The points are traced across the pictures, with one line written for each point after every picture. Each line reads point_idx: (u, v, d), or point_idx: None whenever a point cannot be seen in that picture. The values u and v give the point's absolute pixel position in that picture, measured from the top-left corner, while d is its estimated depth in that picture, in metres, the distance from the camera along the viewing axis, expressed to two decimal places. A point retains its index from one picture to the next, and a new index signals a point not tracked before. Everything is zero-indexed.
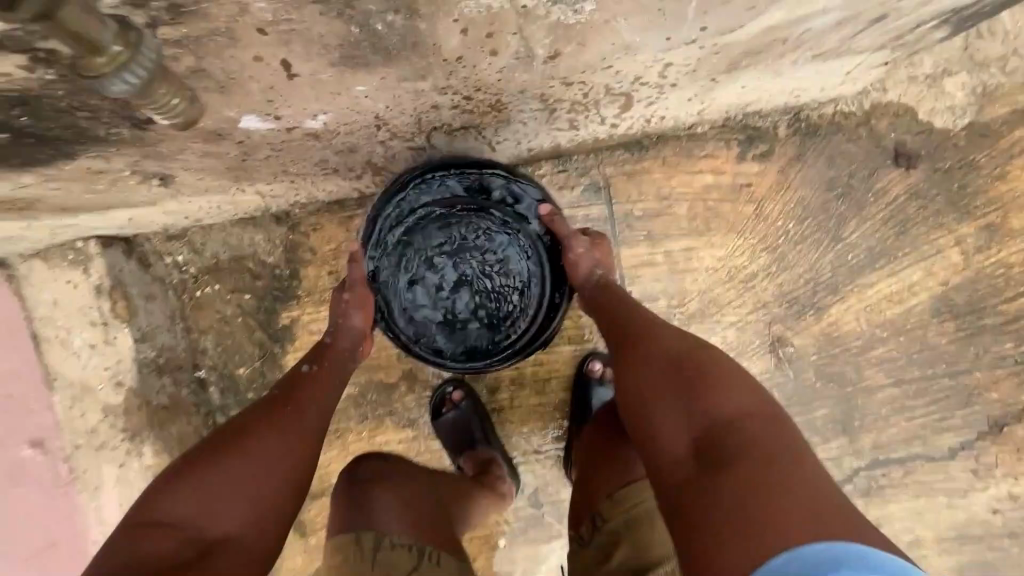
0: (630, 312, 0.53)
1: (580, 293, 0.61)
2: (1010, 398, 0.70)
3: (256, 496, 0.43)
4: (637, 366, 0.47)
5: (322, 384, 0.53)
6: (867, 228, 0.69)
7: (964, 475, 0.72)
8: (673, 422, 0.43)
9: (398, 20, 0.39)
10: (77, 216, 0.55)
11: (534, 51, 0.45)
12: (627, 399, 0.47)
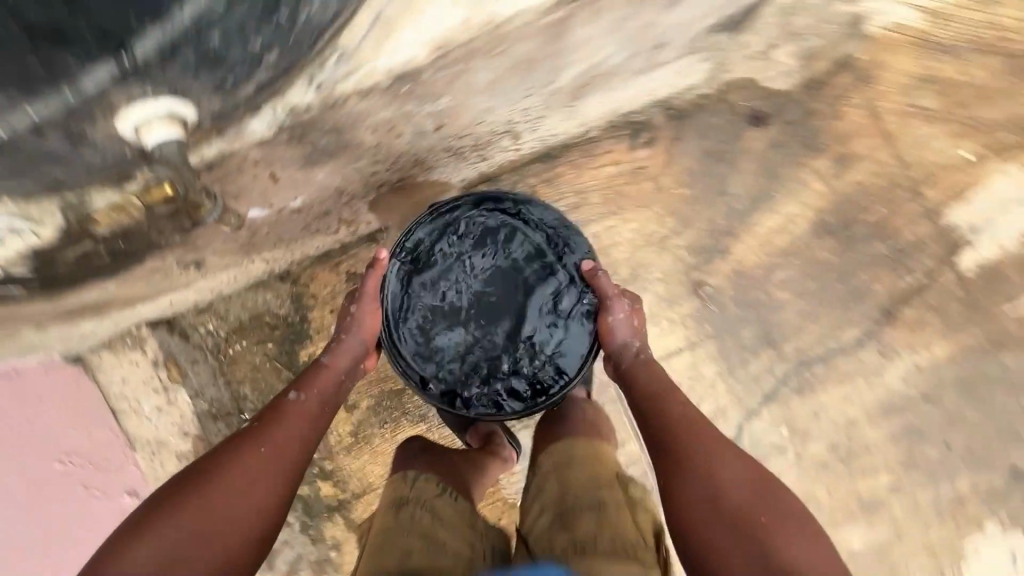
0: (691, 428, 0.62)
1: (616, 354, 0.73)
2: (892, 287, 0.86)
3: (236, 533, 0.51)
4: (707, 494, 0.56)
5: (303, 418, 0.62)
6: (744, 179, 0.86)
7: (873, 357, 0.88)
8: (722, 524, 0.55)
9: (331, 139, 0.60)
10: (135, 307, 0.74)
11: (426, 126, 0.66)
12: (694, 519, 0.56)
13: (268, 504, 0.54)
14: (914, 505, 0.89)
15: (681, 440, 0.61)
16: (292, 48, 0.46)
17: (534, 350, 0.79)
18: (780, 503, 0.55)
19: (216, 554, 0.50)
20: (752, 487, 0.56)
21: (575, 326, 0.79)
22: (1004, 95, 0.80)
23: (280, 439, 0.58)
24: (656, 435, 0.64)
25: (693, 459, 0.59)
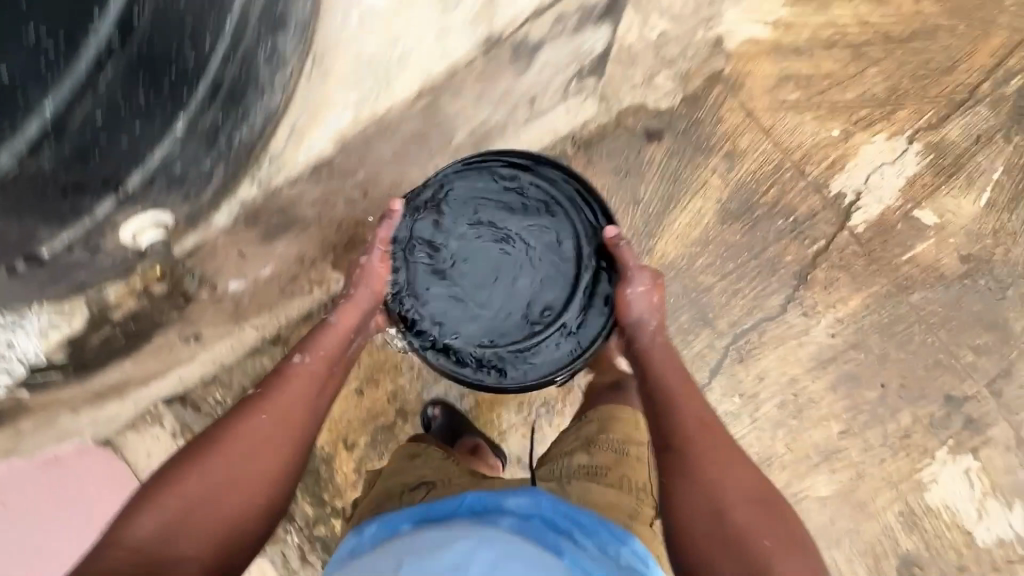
0: (706, 443, 0.70)
1: (631, 325, 0.84)
2: (800, 255, 0.98)
3: (239, 486, 0.61)
4: (717, 511, 0.64)
5: (301, 383, 0.71)
6: (652, 186, 1.00)
7: (798, 318, 0.99)
8: (726, 540, 0.63)
9: (283, 218, 0.75)
10: (151, 386, 0.87)
11: (356, 195, 0.83)
12: (701, 529, 0.64)
13: (265, 463, 0.64)
14: (866, 444, 0.98)
15: (690, 441, 0.70)
16: (231, 158, 0.60)
17: (539, 312, 0.90)
18: (776, 515, 0.64)
19: (220, 503, 0.60)
20: (751, 497, 0.65)
21: (577, 301, 0.90)
22: (838, 87, 0.99)
23: (278, 404, 0.68)
24: (670, 442, 0.71)
25: (706, 477, 0.67)
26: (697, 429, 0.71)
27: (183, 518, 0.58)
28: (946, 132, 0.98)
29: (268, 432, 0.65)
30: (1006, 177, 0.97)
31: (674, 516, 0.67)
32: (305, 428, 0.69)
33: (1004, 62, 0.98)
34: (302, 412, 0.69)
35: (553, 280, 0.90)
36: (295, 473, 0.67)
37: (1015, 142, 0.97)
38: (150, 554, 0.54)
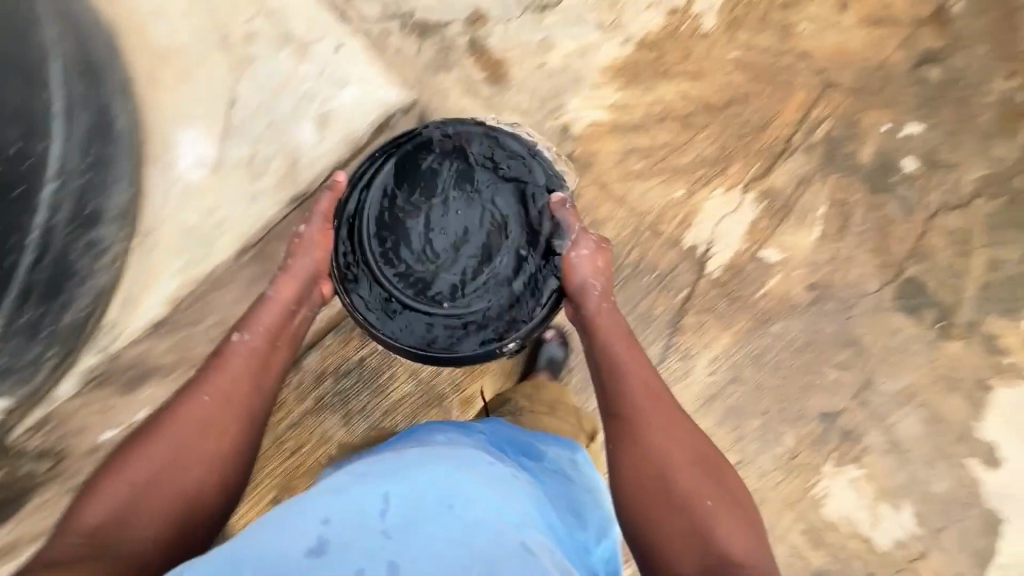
0: (648, 404, 0.77)
1: (573, 286, 0.92)
2: (669, 306, 1.08)
3: (192, 458, 0.67)
4: (654, 462, 0.71)
5: (245, 360, 0.78)
6: None
7: (679, 363, 1.07)
8: (661, 488, 0.69)
9: None
10: None
11: None
12: (639, 480, 0.71)
13: (216, 432, 0.70)
14: (761, 471, 1.05)
15: (631, 403, 0.77)
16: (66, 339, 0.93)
17: (492, 277, 0.96)
18: (709, 467, 0.71)
19: (176, 476, 0.66)
20: (692, 458, 0.72)
21: (533, 273, 0.97)
22: (675, 153, 1.12)
23: (222, 382, 0.74)
24: (615, 398, 0.78)
25: (647, 435, 0.73)
26: (643, 396, 0.77)
27: (137, 499, 0.63)
28: (774, 179, 1.12)
29: (213, 409, 0.71)
30: (831, 211, 1.10)
31: (616, 481, 0.73)
32: (253, 398, 0.76)
33: (810, 113, 1.13)
34: (245, 383, 0.76)
35: (511, 253, 0.97)
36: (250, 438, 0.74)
37: (831, 179, 1.11)
38: (106, 532, 0.59)
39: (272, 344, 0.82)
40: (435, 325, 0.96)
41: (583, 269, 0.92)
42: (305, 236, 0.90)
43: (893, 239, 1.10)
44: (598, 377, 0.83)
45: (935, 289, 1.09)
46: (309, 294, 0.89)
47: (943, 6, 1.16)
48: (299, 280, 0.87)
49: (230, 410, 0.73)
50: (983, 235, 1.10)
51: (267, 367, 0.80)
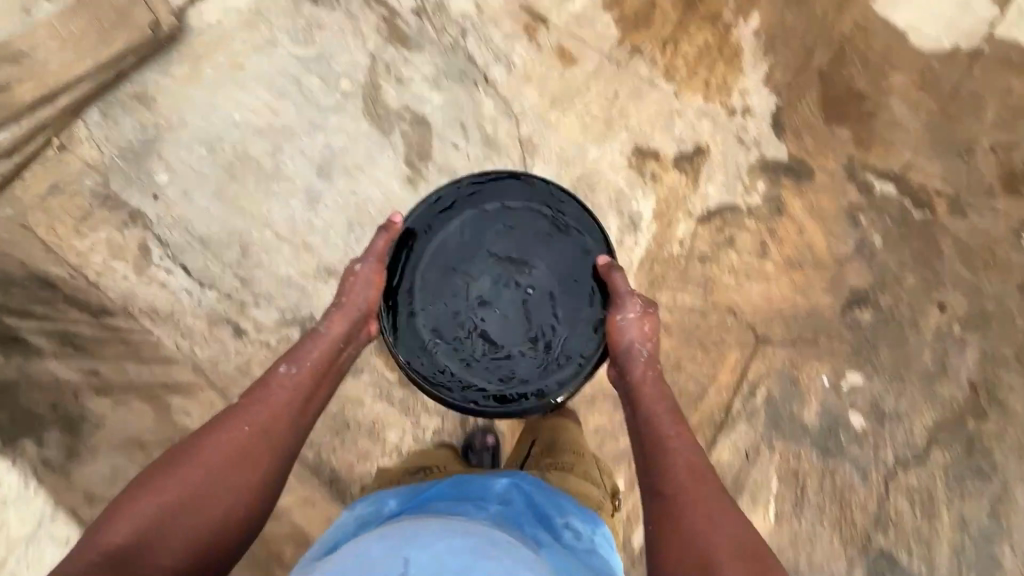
0: (689, 474, 0.72)
1: (627, 328, 0.88)
2: None
3: (230, 474, 0.69)
4: (689, 535, 0.66)
5: (283, 383, 0.78)
6: None
7: None
8: (697, 559, 0.64)
9: None
10: None
11: None
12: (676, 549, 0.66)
13: (257, 454, 0.71)
14: None
15: (679, 484, 0.71)
16: None
17: (546, 319, 0.95)
18: (757, 557, 0.64)
19: (218, 491, 0.67)
20: (741, 551, 0.65)
21: (592, 318, 0.94)
22: None
23: (263, 403, 0.75)
24: (652, 459, 0.76)
25: (686, 505, 0.69)
26: (687, 476, 0.72)
27: (176, 509, 0.65)
28: (719, 453, 1.05)
29: (253, 432, 0.72)
30: (783, 485, 1.03)
31: (657, 566, 0.67)
32: (294, 424, 0.76)
33: (746, 374, 1.07)
34: (283, 406, 0.76)
35: (573, 298, 0.96)
36: (284, 460, 0.74)
37: (779, 449, 1.04)
38: (139, 544, 0.61)
39: (317, 381, 0.81)
40: (487, 371, 0.93)
41: (631, 332, 0.88)
42: (359, 275, 0.90)
43: (854, 508, 1.02)
44: (641, 451, 0.78)
45: (907, 562, 1.01)
46: (357, 333, 0.88)
47: (862, 239, 1.13)
48: (348, 317, 0.87)
49: (269, 442, 0.73)
50: (946, 491, 1.03)
51: (307, 403, 0.80)
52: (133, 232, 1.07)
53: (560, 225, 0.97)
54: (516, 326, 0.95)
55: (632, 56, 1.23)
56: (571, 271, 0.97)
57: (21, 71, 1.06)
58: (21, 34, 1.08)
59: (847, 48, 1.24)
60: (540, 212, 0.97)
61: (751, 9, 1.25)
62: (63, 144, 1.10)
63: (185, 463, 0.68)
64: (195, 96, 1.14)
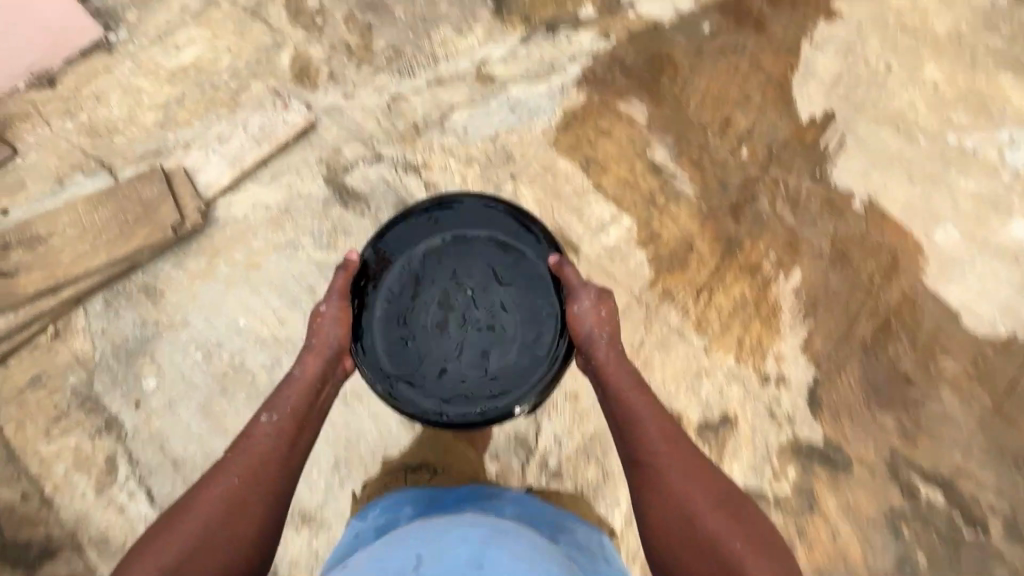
0: (661, 435, 0.87)
1: (583, 324, 0.98)
2: None
3: (233, 512, 0.78)
4: (670, 485, 0.82)
5: (268, 431, 0.87)
6: None
7: None
8: (678, 502, 0.82)
9: None
10: None
11: None
12: (666, 496, 0.82)
13: (251, 499, 0.80)
14: None
15: (657, 453, 0.86)
16: None
17: (509, 326, 1.04)
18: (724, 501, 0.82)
19: (227, 531, 0.77)
20: (713, 500, 0.81)
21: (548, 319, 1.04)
22: None
23: (252, 454, 0.84)
24: (629, 427, 0.89)
25: (665, 468, 0.84)
26: (662, 441, 0.87)
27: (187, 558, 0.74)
28: None
29: (242, 479, 0.81)
30: None
31: (648, 514, 0.83)
32: (282, 460, 0.85)
33: None
34: (267, 448, 0.85)
35: (528, 300, 1.05)
36: (281, 486, 0.83)
37: None
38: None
39: (298, 426, 0.89)
40: (465, 380, 1.02)
41: (588, 318, 0.98)
42: (325, 314, 1.00)
43: None
44: (618, 425, 0.91)
45: None
46: (332, 372, 0.98)
47: (902, 556, 1.03)
48: (320, 359, 0.96)
49: (257, 489, 0.81)
50: None
51: (292, 443, 0.88)
52: (103, 443, 0.99)
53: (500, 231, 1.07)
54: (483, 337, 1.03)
55: (662, 300, 1.17)
56: (521, 275, 1.06)
57: (31, 258, 1.04)
58: (42, 218, 1.07)
59: (893, 321, 1.15)
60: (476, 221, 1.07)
61: (792, 264, 1.19)
62: (58, 331, 1.05)
63: (190, 517, 0.77)
64: (203, 295, 1.09)
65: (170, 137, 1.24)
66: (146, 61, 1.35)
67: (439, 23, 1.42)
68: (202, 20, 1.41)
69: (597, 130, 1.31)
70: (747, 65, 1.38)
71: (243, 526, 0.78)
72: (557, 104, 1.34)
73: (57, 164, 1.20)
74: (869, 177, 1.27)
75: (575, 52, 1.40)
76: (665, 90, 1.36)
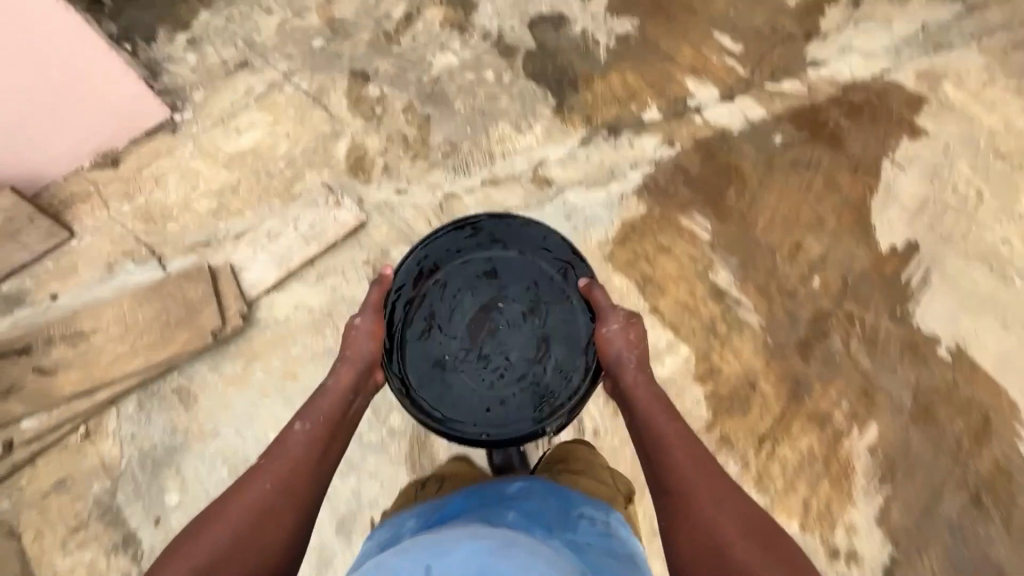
0: (694, 462, 0.81)
1: (613, 347, 0.99)
2: None
3: (260, 518, 0.74)
4: (700, 514, 0.75)
5: (300, 443, 0.83)
6: None
7: None
8: (711, 527, 0.73)
9: None
10: None
11: None
12: (698, 527, 0.74)
13: (277, 504, 0.76)
14: None
15: (685, 481, 0.79)
16: None
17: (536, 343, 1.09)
18: (763, 529, 0.73)
19: (257, 538, 0.72)
20: (749, 529, 0.73)
21: (577, 337, 1.08)
22: None
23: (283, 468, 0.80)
24: (654, 452, 0.85)
25: (695, 495, 0.77)
26: (693, 469, 0.80)
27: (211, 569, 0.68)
28: None
29: (269, 491, 0.77)
30: None
31: (674, 551, 0.74)
32: (313, 464, 0.82)
33: None
34: (302, 453, 0.83)
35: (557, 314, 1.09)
36: (308, 499, 0.79)
37: None
38: None
39: (329, 437, 0.86)
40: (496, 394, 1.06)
41: (617, 341, 0.99)
42: (359, 328, 1.01)
43: None
44: (646, 453, 0.87)
45: None
46: (365, 382, 0.97)
47: None
48: (355, 368, 0.95)
49: (287, 500, 0.77)
50: None
51: (326, 455, 0.85)
52: (120, 562, 0.97)
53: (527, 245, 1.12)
54: (515, 352, 1.08)
55: (720, 448, 1.09)
56: (548, 291, 1.11)
57: (72, 355, 1.03)
58: (89, 312, 1.07)
59: (985, 497, 1.04)
60: (504, 239, 1.12)
61: (867, 419, 1.09)
62: (88, 432, 1.02)
63: (212, 528, 0.72)
64: (236, 405, 1.06)
65: (221, 227, 1.23)
66: (206, 143, 1.36)
67: (498, 119, 1.40)
68: (266, 104, 1.43)
69: (656, 246, 1.24)
70: (821, 183, 1.30)
71: (277, 534, 0.74)
72: (615, 214, 1.28)
73: (110, 250, 1.20)
74: (958, 322, 1.16)
75: (637, 157, 1.34)
76: (732, 205, 1.28)
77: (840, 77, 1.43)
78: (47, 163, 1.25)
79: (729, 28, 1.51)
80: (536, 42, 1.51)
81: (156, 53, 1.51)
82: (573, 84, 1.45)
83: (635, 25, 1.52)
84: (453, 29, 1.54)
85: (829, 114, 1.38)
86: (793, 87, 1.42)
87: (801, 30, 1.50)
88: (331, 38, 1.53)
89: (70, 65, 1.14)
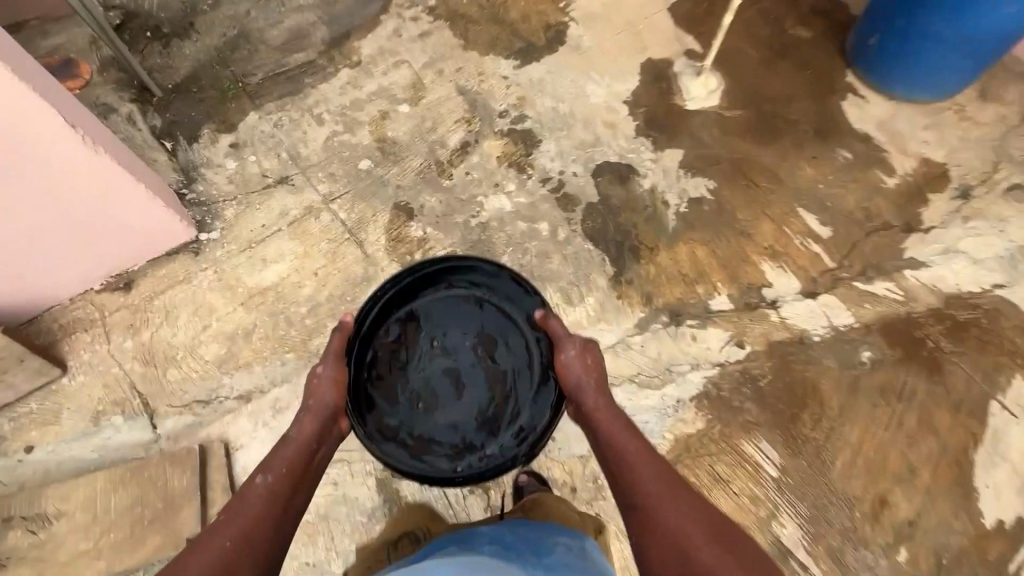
0: (653, 474, 0.83)
1: (571, 379, 1.00)
2: None
3: (236, 537, 0.72)
4: (662, 520, 0.77)
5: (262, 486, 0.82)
6: None
7: None
8: (675, 533, 0.75)
9: None
10: None
11: None
12: (665, 534, 0.76)
13: (252, 523, 0.75)
14: None
15: (650, 493, 0.81)
16: None
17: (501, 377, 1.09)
18: (723, 529, 0.75)
19: (240, 550, 0.71)
20: (710, 530, 0.75)
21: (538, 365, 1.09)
22: None
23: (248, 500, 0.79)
24: (616, 463, 0.88)
25: (656, 502, 0.80)
26: (654, 480, 0.83)
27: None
28: None
29: (242, 513, 0.76)
30: None
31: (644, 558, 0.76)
32: (276, 486, 0.82)
33: None
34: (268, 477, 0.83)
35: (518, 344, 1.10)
36: (280, 513, 0.79)
37: None
38: None
39: (297, 481, 0.86)
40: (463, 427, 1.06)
41: (573, 368, 1.00)
42: (321, 378, 0.97)
43: None
44: (611, 471, 0.89)
45: None
46: (329, 430, 0.96)
47: None
48: (318, 418, 0.94)
49: (262, 524, 0.76)
50: None
51: (294, 492, 0.84)
52: None
53: (484, 276, 1.11)
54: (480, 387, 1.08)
55: None
56: (509, 325, 1.11)
57: (28, 544, 0.97)
58: (55, 491, 0.99)
59: None
60: (463, 276, 1.11)
61: None
62: None
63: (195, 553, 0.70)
64: None
65: (225, 384, 1.11)
66: (227, 272, 1.24)
67: (547, 284, 1.27)
68: (298, 231, 1.32)
69: (711, 476, 1.09)
70: (915, 422, 1.12)
71: (257, 553, 0.72)
72: (667, 425, 1.12)
73: (98, 398, 1.08)
74: None
75: (698, 356, 1.17)
76: (807, 435, 1.11)
77: (944, 285, 1.25)
78: (52, 287, 1.12)
79: (816, 206, 1.35)
80: (599, 194, 1.37)
81: (195, 156, 1.42)
82: (635, 251, 1.30)
83: (711, 189, 1.38)
84: (511, 168, 1.42)
85: (928, 331, 1.20)
86: (887, 291, 1.24)
87: (900, 219, 1.33)
88: (379, 160, 1.43)
89: (94, 194, 1.02)
